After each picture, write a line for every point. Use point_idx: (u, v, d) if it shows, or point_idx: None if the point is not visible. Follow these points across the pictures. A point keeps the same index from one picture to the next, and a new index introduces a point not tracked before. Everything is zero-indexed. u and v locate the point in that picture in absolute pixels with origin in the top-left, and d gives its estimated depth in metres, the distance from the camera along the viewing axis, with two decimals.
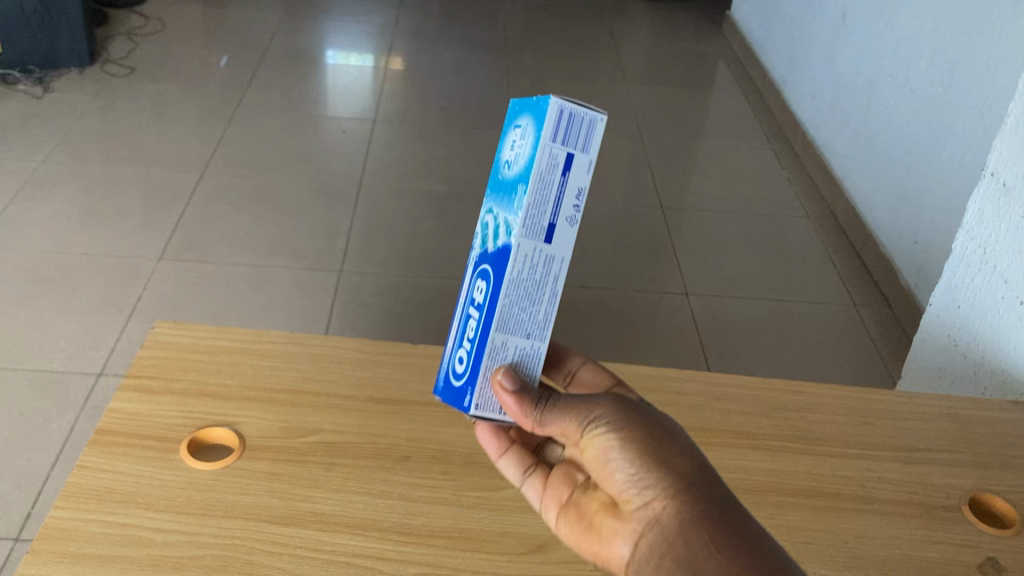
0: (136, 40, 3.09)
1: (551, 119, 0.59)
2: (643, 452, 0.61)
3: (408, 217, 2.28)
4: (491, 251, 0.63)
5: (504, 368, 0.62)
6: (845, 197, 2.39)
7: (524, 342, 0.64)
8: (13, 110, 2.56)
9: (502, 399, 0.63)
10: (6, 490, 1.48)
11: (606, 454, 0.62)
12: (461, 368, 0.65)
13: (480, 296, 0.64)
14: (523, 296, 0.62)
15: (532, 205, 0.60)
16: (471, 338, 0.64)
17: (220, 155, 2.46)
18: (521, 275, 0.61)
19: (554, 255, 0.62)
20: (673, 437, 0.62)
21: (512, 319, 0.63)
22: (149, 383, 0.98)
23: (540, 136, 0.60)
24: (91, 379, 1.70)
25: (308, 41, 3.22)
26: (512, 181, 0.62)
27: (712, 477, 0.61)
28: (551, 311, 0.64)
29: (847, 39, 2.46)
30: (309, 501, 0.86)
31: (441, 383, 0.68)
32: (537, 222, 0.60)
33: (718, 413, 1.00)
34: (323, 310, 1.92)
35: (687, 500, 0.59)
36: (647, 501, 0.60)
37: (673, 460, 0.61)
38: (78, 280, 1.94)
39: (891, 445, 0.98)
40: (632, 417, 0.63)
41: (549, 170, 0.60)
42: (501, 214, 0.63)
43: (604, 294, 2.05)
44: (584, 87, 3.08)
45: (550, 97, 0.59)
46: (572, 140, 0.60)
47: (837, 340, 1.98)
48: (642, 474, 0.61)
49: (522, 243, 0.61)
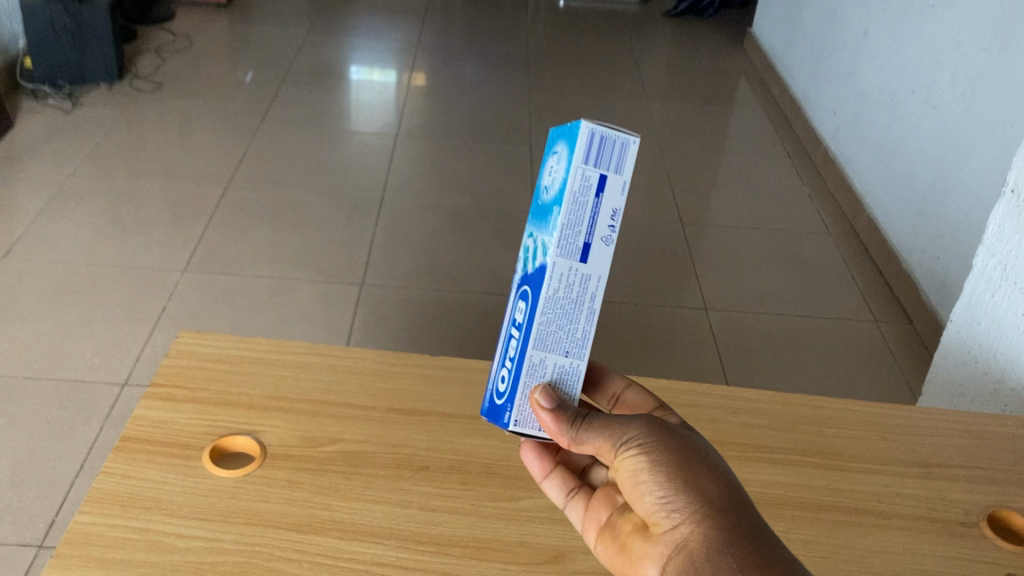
0: (163, 55, 3.14)
1: (582, 143, 0.61)
2: (673, 475, 0.60)
3: (429, 230, 2.30)
4: (530, 271, 0.65)
5: (542, 388, 0.64)
6: (866, 213, 2.39)
7: (562, 359, 0.65)
8: (44, 124, 2.61)
9: (541, 419, 0.64)
10: (31, 497, 1.50)
11: (636, 475, 0.61)
12: (502, 387, 0.67)
13: (520, 316, 0.66)
14: (559, 314, 0.64)
15: (567, 225, 0.62)
16: (513, 357, 0.66)
17: (245, 169, 2.49)
18: (557, 295, 0.63)
19: (590, 274, 0.63)
20: (705, 459, 0.61)
21: (550, 338, 0.64)
22: (174, 392, 1.00)
23: (573, 158, 0.61)
24: (115, 389, 1.72)
25: (332, 57, 3.26)
26: (548, 205, 0.64)
27: (744, 505, 0.59)
28: (589, 328, 0.65)
29: (869, 56, 2.46)
30: (328, 509, 0.87)
31: (486, 402, 0.70)
32: (572, 241, 0.62)
33: (735, 427, 1.00)
34: (344, 323, 1.94)
35: (716, 526, 0.57)
36: (675, 524, 0.59)
37: (703, 483, 0.59)
38: (104, 291, 1.97)
39: (909, 461, 0.98)
40: (666, 440, 0.61)
41: (583, 191, 0.61)
42: (539, 236, 0.64)
43: (623, 309, 2.05)
44: (606, 103, 3.10)
45: (580, 122, 0.60)
46: (605, 161, 0.61)
47: (858, 356, 1.97)
48: (671, 497, 0.59)
49: (557, 262, 0.62)
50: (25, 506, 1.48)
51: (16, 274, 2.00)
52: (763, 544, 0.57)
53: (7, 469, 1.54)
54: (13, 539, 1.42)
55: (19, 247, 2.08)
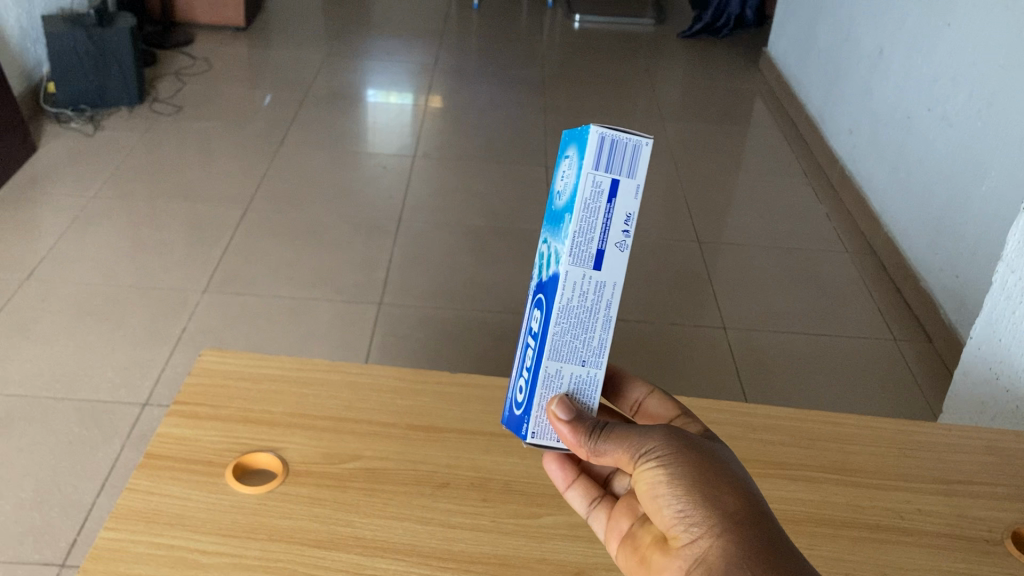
0: (183, 79, 3.17)
1: (592, 148, 0.61)
2: (691, 488, 0.59)
3: (446, 250, 2.31)
4: (544, 280, 0.65)
5: (558, 400, 0.64)
6: (884, 232, 2.38)
7: (578, 369, 0.66)
8: (66, 148, 2.64)
9: (559, 431, 0.64)
10: (53, 516, 1.51)
11: (655, 488, 0.60)
12: (520, 398, 0.68)
13: (536, 325, 0.66)
14: (574, 323, 0.64)
15: (579, 232, 0.62)
16: (529, 367, 0.67)
17: (263, 191, 2.51)
18: (571, 304, 0.63)
19: (605, 281, 0.63)
20: (724, 470, 0.60)
21: (565, 347, 0.65)
22: (197, 409, 1.01)
23: (583, 164, 0.61)
24: (136, 409, 1.73)
25: (349, 80, 3.29)
26: (560, 212, 0.64)
27: (765, 518, 0.58)
28: (605, 336, 0.65)
29: (885, 75, 2.46)
30: (350, 525, 0.88)
31: (505, 414, 0.71)
32: (584, 249, 0.62)
33: (755, 443, 1.00)
34: (362, 343, 1.95)
35: (735, 540, 0.56)
36: (694, 538, 0.58)
37: (722, 496, 0.58)
38: (125, 312, 1.99)
39: (931, 477, 0.98)
40: (684, 452, 0.61)
41: (594, 198, 0.62)
42: (552, 244, 0.64)
43: (640, 328, 2.05)
44: (621, 123, 3.11)
45: (589, 126, 0.61)
46: (616, 165, 0.61)
47: (877, 375, 1.96)
48: (690, 511, 0.59)
49: (570, 271, 0.63)
50: (47, 525, 1.49)
51: (38, 295, 2.02)
52: (783, 557, 0.55)
53: (29, 488, 1.55)
54: (35, 557, 1.43)
55: (41, 269, 2.11)
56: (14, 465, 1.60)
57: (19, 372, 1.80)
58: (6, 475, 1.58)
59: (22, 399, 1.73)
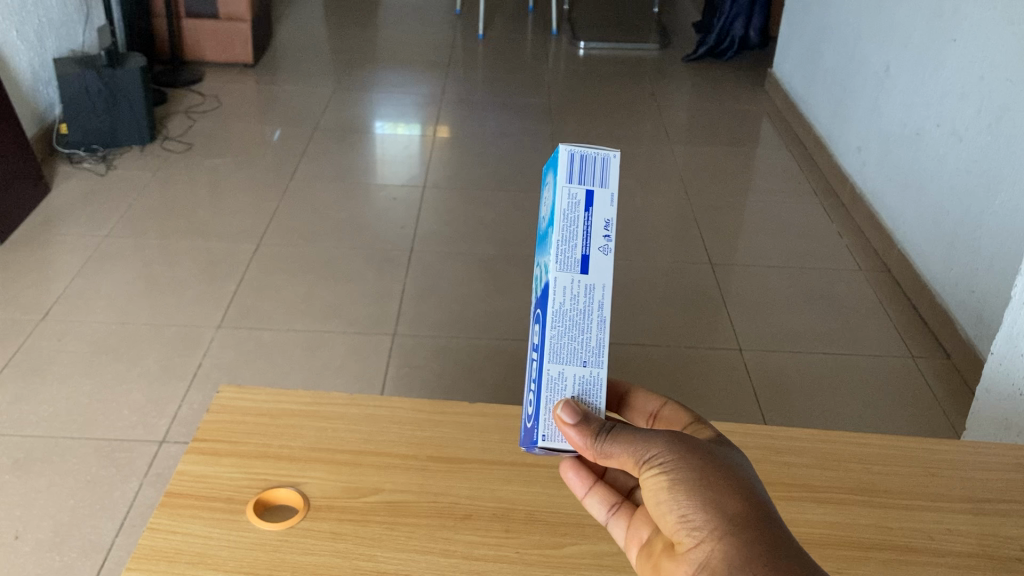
0: (194, 117, 3.20)
1: (563, 163, 0.62)
2: (694, 491, 0.58)
3: (459, 280, 2.31)
4: (539, 293, 0.64)
5: (565, 403, 0.61)
6: (897, 248, 2.38)
7: (581, 370, 0.63)
8: (79, 188, 2.66)
9: (566, 436, 0.61)
10: (72, 557, 1.50)
11: (659, 494, 0.60)
12: (530, 409, 0.65)
13: (536, 337, 0.65)
14: (569, 327, 0.62)
15: (563, 240, 0.62)
16: (534, 378, 0.64)
17: (275, 225, 2.53)
18: (564, 309, 0.62)
19: (594, 284, 0.62)
20: (725, 472, 0.59)
21: (564, 349, 0.63)
22: (215, 446, 1.01)
23: (556, 180, 0.62)
24: (153, 447, 1.73)
25: (357, 113, 3.32)
26: (545, 231, 0.64)
27: (766, 518, 0.57)
28: (603, 336, 0.63)
29: (892, 93, 2.47)
30: (372, 560, 0.87)
31: (522, 432, 0.68)
32: (568, 253, 0.62)
33: (780, 466, 0.99)
34: (377, 375, 1.95)
35: (736, 543, 0.56)
36: (697, 544, 0.58)
37: (723, 499, 0.58)
38: (140, 350, 1.99)
39: (959, 495, 0.97)
40: (686, 455, 0.60)
41: (572, 208, 0.62)
42: (543, 260, 0.64)
43: (656, 352, 2.05)
44: (630, 148, 3.12)
45: (558, 145, 0.62)
46: (589, 177, 0.62)
47: (897, 393, 1.95)
48: (692, 514, 0.58)
49: (558, 276, 0.62)
50: (67, 565, 1.49)
51: (54, 335, 2.03)
52: (787, 558, 0.55)
53: (48, 529, 1.55)
54: None
55: (56, 309, 2.12)
56: (33, 507, 1.59)
57: (36, 413, 1.80)
58: (26, 515, 1.57)
59: (40, 440, 1.73)
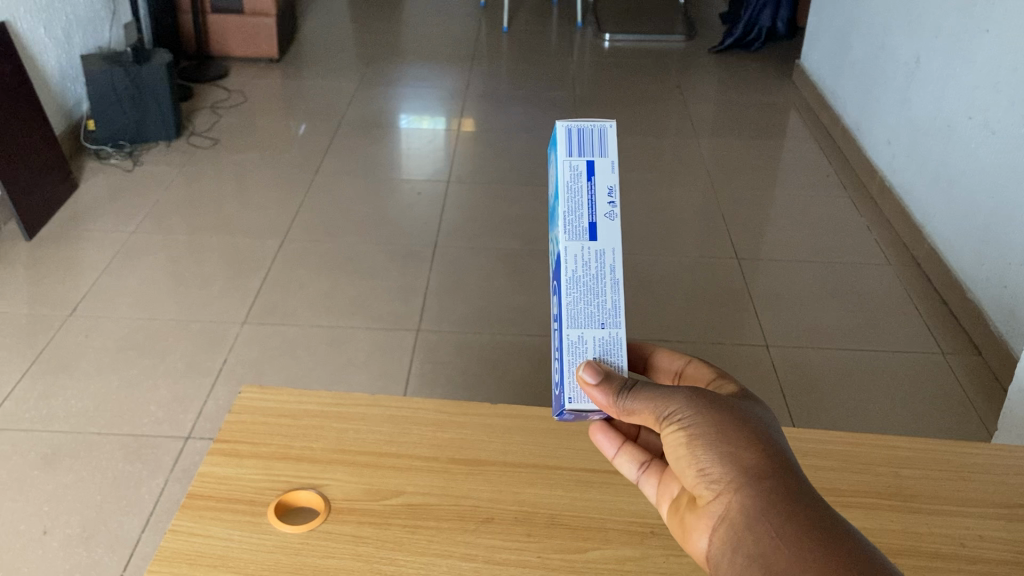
0: (219, 112, 3.22)
1: (562, 138, 0.63)
2: (712, 445, 0.57)
3: (483, 275, 2.30)
4: (553, 267, 0.65)
5: (586, 364, 0.62)
6: (927, 242, 2.34)
7: (600, 332, 0.64)
8: (107, 183, 2.68)
9: (591, 397, 0.62)
10: (100, 552, 1.51)
11: (679, 450, 0.59)
12: (557, 377, 0.67)
13: (555, 310, 0.66)
14: (584, 292, 0.63)
15: (568, 212, 0.63)
16: (557, 348, 0.65)
17: (301, 220, 2.53)
18: (576, 276, 0.63)
19: (604, 249, 0.63)
20: (743, 423, 0.58)
21: (581, 314, 0.64)
22: (238, 448, 1.01)
23: (557, 155, 0.63)
24: (179, 443, 1.74)
25: (382, 107, 3.31)
26: (554, 209, 0.66)
27: (787, 469, 0.55)
28: (617, 297, 0.64)
29: (923, 84, 2.42)
30: (394, 564, 0.87)
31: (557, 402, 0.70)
32: (575, 223, 0.63)
33: (806, 470, 0.98)
34: (401, 371, 1.94)
35: (754, 494, 0.54)
36: (715, 496, 0.56)
37: (742, 452, 0.56)
38: (167, 345, 2.01)
39: (990, 500, 0.95)
40: (706, 408, 0.59)
41: (574, 180, 0.63)
42: (554, 235, 0.66)
43: (682, 348, 2.03)
44: (655, 141, 3.09)
45: (555, 122, 0.63)
46: (588, 147, 0.63)
47: (928, 390, 1.91)
48: (711, 468, 0.57)
49: (568, 246, 0.63)
50: (95, 561, 1.50)
51: (82, 330, 2.04)
52: (805, 505, 0.53)
53: (76, 524, 1.56)
54: None
55: (84, 304, 2.13)
56: (61, 502, 1.61)
57: (65, 408, 1.82)
58: (54, 511, 1.59)
59: (68, 436, 1.75)
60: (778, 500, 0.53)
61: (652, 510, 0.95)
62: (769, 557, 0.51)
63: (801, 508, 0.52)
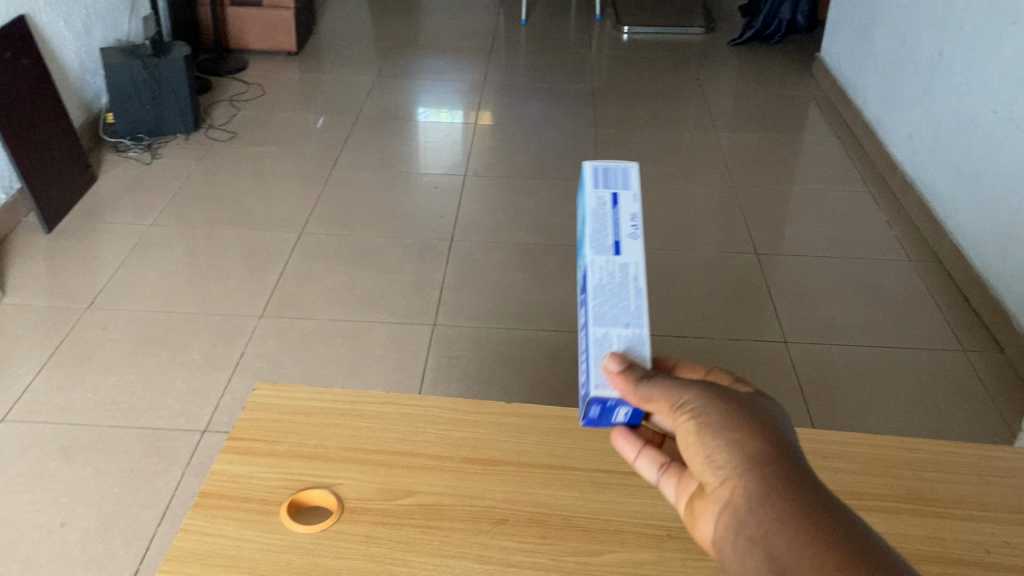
0: (237, 104, 3.22)
1: (589, 175, 0.65)
2: (722, 434, 0.56)
3: (500, 269, 2.29)
4: (580, 283, 0.65)
5: (612, 354, 0.60)
6: (949, 238, 2.31)
7: (624, 330, 0.62)
8: (125, 176, 2.69)
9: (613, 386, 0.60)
10: (116, 545, 1.52)
11: (689, 440, 0.57)
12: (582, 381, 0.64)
13: (581, 319, 0.64)
14: (609, 297, 0.62)
15: (593, 233, 0.63)
16: (582, 354, 0.63)
17: (318, 213, 2.53)
18: (601, 284, 0.62)
19: (628, 261, 0.62)
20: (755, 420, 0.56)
21: (605, 312, 0.62)
22: (251, 446, 1.00)
23: (583, 188, 0.65)
24: (195, 437, 1.74)
25: (400, 100, 3.30)
26: (581, 239, 0.66)
27: (796, 461, 0.54)
28: (642, 300, 0.62)
29: (946, 77, 2.39)
30: (406, 565, 0.86)
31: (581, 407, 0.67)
32: (600, 238, 0.63)
33: (826, 473, 0.97)
34: (417, 366, 1.93)
35: (761, 482, 0.53)
36: (722, 484, 0.55)
37: (751, 442, 0.55)
38: (184, 338, 2.01)
39: (1015, 506, 0.93)
40: (720, 400, 0.58)
41: (599, 207, 0.64)
42: (581, 260, 0.65)
43: (700, 344, 2.01)
44: (673, 134, 3.07)
45: (583, 163, 0.66)
46: (614, 182, 0.65)
47: (950, 388, 1.89)
48: (719, 457, 0.55)
49: (593, 258, 0.63)
50: (111, 554, 1.50)
51: (100, 323, 2.05)
52: (811, 493, 0.51)
53: (93, 517, 1.57)
54: None
55: (102, 297, 2.14)
56: (78, 495, 1.61)
57: (83, 401, 1.82)
58: (72, 503, 1.59)
59: (85, 429, 1.75)
60: (784, 487, 0.52)
61: (669, 513, 0.93)
62: (773, 546, 0.50)
63: (809, 503, 0.51)
